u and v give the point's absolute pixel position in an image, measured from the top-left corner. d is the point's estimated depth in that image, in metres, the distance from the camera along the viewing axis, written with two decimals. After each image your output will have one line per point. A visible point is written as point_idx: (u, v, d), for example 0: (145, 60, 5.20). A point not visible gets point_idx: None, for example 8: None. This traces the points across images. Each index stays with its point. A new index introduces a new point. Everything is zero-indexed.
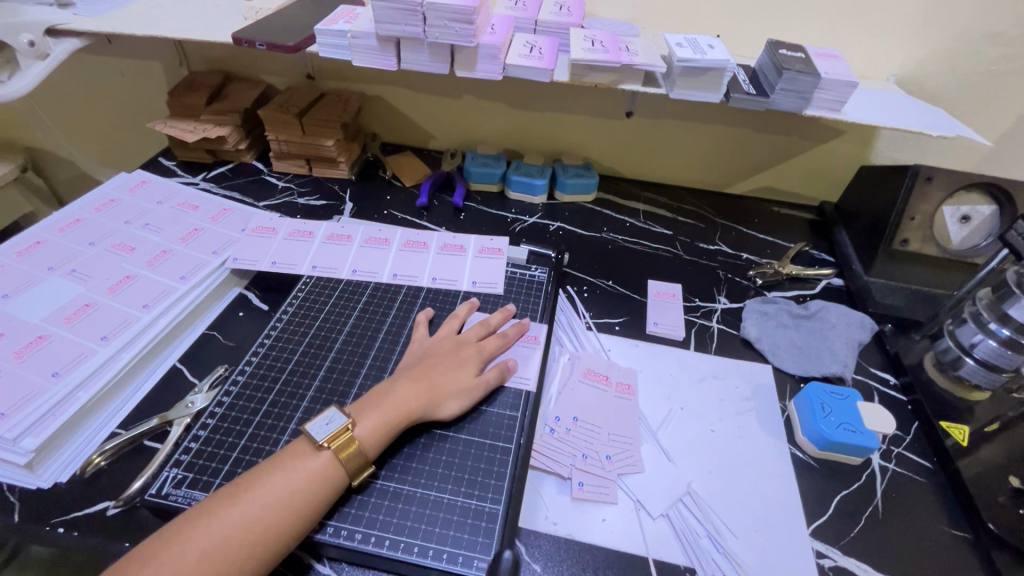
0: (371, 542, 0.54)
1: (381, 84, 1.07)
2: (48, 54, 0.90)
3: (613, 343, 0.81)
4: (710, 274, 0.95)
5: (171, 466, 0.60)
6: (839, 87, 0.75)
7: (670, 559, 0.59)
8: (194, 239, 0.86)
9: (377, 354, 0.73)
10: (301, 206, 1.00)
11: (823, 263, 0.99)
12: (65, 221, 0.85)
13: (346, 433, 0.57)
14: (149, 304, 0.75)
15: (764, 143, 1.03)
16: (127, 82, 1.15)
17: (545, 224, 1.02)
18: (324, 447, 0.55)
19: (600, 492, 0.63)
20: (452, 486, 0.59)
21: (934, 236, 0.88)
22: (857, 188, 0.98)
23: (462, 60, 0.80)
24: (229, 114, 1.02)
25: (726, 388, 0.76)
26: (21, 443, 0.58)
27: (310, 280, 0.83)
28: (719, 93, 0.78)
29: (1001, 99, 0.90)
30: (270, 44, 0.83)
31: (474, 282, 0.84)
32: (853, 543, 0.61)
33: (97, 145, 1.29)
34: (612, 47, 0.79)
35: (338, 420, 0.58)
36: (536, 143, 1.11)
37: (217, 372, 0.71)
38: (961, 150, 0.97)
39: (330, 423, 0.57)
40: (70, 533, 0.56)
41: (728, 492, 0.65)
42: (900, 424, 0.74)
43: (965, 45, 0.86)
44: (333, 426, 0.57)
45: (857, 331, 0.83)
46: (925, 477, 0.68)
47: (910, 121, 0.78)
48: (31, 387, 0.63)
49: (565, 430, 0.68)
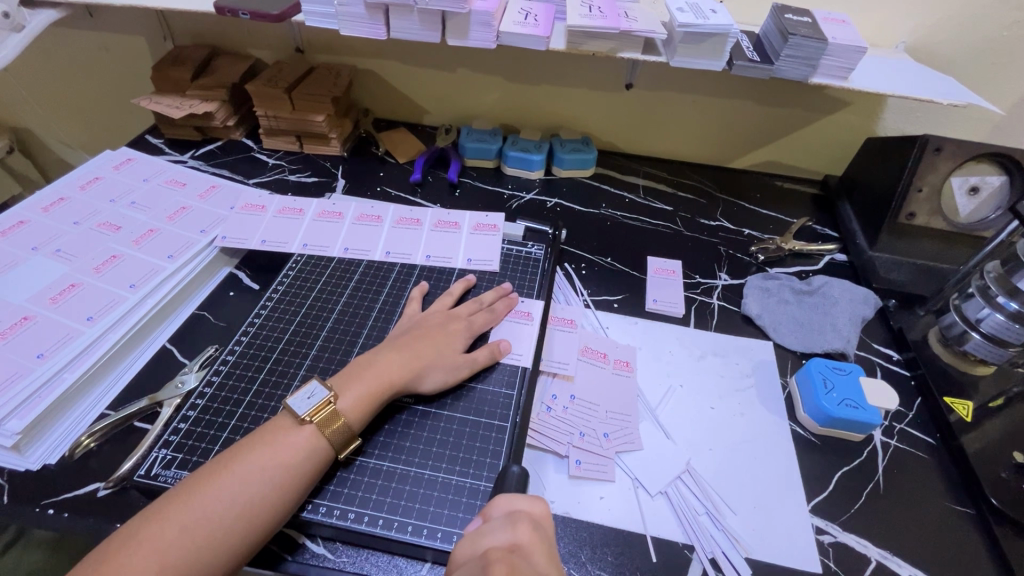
0: (364, 521, 0.53)
1: (373, 57, 1.04)
2: (24, 26, 0.88)
3: (612, 320, 0.79)
4: (711, 251, 0.93)
5: (160, 446, 0.59)
6: (846, 53, 0.73)
7: (669, 537, 0.58)
8: (182, 217, 0.84)
9: (370, 332, 0.72)
10: (292, 183, 0.98)
11: (826, 238, 0.97)
12: (49, 199, 0.83)
13: (328, 406, 0.56)
14: (136, 284, 0.73)
15: (767, 114, 1.00)
16: (111, 56, 1.12)
17: (543, 201, 1.00)
18: (308, 421, 0.54)
19: (598, 470, 0.62)
20: (448, 465, 0.58)
21: (942, 209, 0.85)
22: (861, 161, 0.96)
23: (454, 27, 0.77)
24: (216, 89, 0.99)
25: (727, 365, 0.75)
26: (7, 424, 0.57)
27: (300, 258, 0.81)
28: (721, 60, 0.75)
29: (1013, 65, 0.87)
30: (254, 12, 0.80)
31: (469, 259, 0.82)
32: (854, 518, 0.61)
33: (85, 124, 1.26)
34: (611, 13, 0.76)
35: (319, 394, 0.56)
36: (533, 117, 1.08)
37: (207, 352, 0.70)
38: (971, 120, 0.94)
39: (311, 397, 0.56)
40: (60, 515, 0.55)
41: (728, 469, 0.64)
42: (902, 400, 0.73)
43: (976, 9, 0.83)
44: (315, 400, 0.56)
45: (861, 306, 0.81)
46: (928, 453, 0.67)
47: (918, 89, 0.76)
48: (15, 368, 0.61)
49: (562, 409, 0.67)
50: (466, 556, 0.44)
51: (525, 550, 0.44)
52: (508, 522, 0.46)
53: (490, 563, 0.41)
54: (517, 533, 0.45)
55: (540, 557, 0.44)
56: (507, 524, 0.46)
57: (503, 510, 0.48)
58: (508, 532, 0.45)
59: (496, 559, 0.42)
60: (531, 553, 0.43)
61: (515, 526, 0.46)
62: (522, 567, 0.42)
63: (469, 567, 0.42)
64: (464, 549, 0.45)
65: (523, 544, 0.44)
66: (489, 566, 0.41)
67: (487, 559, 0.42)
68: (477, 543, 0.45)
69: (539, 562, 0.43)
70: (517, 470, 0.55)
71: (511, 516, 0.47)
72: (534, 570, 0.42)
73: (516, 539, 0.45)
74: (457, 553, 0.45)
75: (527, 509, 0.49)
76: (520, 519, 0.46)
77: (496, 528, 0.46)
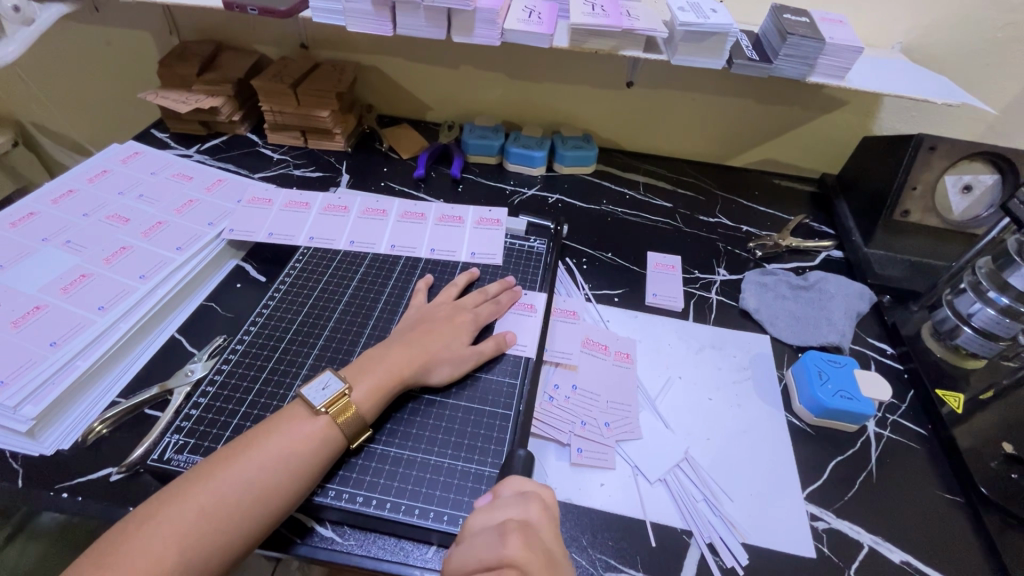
0: (372, 505, 0.55)
1: (377, 53, 1.05)
2: (34, 20, 0.89)
3: (612, 314, 0.81)
4: (710, 247, 0.94)
5: (172, 432, 0.60)
6: (843, 53, 0.74)
7: (668, 522, 0.59)
8: (190, 210, 0.85)
9: (377, 322, 0.73)
10: (297, 177, 0.99)
11: (823, 235, 0.98)
12: (58, 192, 0.84)
13: (342, 397, 0.57)
14: (145, 274, 0.74)
15: (766, 113, 1.02)
16: (117, 52, 1.13)
17: (544, 197, 1.01)
18: (323, 411, 0.56)
19: (598, 458, 0.64)
20: (453, 452, 0.60)
21: (935, 207, 0.87)
22: (858, 160, 0.97)
23: (459, 24, 0.78)
24: (222, 84, 1.00)
25: (724, 357, 0.77)
26: (22, 410, 0.59)
27: (307, 251, 0.83)
28: (722, 58, 0.77)
29: (1005, 67, 0.89)
30: (262, 9, 0.82)
31: (472, 253, 0.83)
32: (847, 506, 0.62)
33: (91, 118, 1.27)
34: (613, 12, 0.78)
35: (334, 384, 0.58)
36: (534, 114, 1.10)
37: (216, 342, 0.71)
38: (964, 119, 0.96)
39: (327, 388, 0.58)
40: (74, 498, 0.57)
41: (725, 457, 0.66)
42: (896, 393, 0.75)
43: (970, 12, 0.85)
44: (330, 391, 0.57)
45: (856, 301, 0.83)
46: (920, 443, 0.69)
47: (913, 89, 0.77)
48: (29, 355, 0.63)
49: (564, 399, 0.68)
50: (480, 527, 0.46)
51: (536, 528, 0.46)
52: (520, 499, 0.47)
53: (506, 535, 0.44)
54: (529, 511, 0.47)
55: (549, 533, 0.46)
56: (518, 501, 0.48)
57: (513, 490, 0.50)
58: (521, 508, 0.47)
59: (512, 530, 0.44)
60: (542, 531, 0.46)
61: (527, 504, 0.47)
62: (535, 542, 0.44)
63: (484, 537, 0.44)
64: (477, 520, 0.47)
65: (534, 519, 0.46)
66: (505, 537, 0.44)
67: (504, 530, 0.44)
68: (489, 516, 0.47)
69: (549, 540, 0.45)
70: (522, 455, 0.57)
71: (523, 495, 0.48)
72: (547, 547, 0.45)
73: (527, 515, 0.46)
74: (469, 523, 0.47)
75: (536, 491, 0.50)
76: (531, 498, 0.48)
77: (508, 503, 0.47)
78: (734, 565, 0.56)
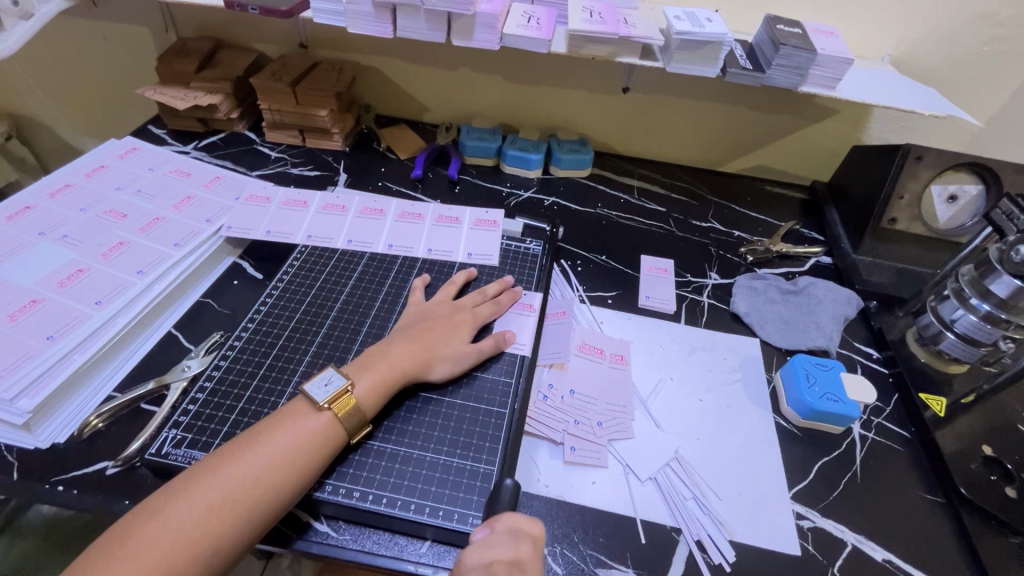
0: (368, 500, 0.56)
1: (376, 54, 1.06)
2: (32, 15, 0.90)
3: (606, 315, 0.82)
4: (703, 251, 0.96)
5: (170, 426, 0.61)
6: (833, 64, 0.76)
7: (657, 520, 0.61)
8: (188, 206, 0.86)
9: (374, 321, 0.74)
10: (294, 175, 1.00)
11: (813, 241, 1.00)
12: (55, 186, 0.85)
13: (344, 394, 0.58)
14: (143, 270, 0.74)
15: (758, 121, 1.03)
16: (111, 48, 1.13)
17: (540, 199, 1.02)
18: (326, 408, 0.56)
19: (591, 456, 0.65)
20: (449, 448, 0.61)
21: (921, 215, 0.89)
22: (847, 168, 0.99)
23: (458, 28, 0.79)
24: (221, 82, 1.01)
25: (715, 359, 0.78)
26: (18, 403, 0.59)
27: (305, 249, 0.83)
28: (715, 67, 0.79)
29: (990, 81, 0.92)
30: (264, 8, 0.83)
31: (469, 253, 0.84)
32: (831, 505, 0.64)
33: (86, 115, 1.27)
34: (610, 19, 0.79)
35: (336, 381, 0.58)
36: (531, 118, 1.11)
37: (212, 338, 0.72)
38: (951, 131, 0.98)
39: (329, 384, 0.58)
40: (70, 491, 0.57)
41: (715, 457, 0.67)
42: (881, 396, 0.77)
43: (956, 27, 0.87)
44: (332, 388, 0.58)
45: (843, 307, 0.85)
46: (902, 445, 0.71)
47: (901, 100, 0.79)
48: (25, 349, 0.63)
49: (559, 399, 0.69)
50: (472, 563, 0.48)
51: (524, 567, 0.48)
52: (512, 538, 0.49)
53: None
54: (519, 550, 0.49)
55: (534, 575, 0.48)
56: (509, 542, 0.49)
57: (506, 525, 0.50)
58: (512, 548, 0.49)
59: None
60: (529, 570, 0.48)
61: (518, 543, 0.49)
62: None
63: None
64: (470, 556, 0.48)
65: (524, 560, 0.48)
66: None
67: None
68: (481, 554, 0.48)
69: None
70: (509, 486, 0.55)
71: (514, 533, 0.50)
72: None
73: (517, 557, 0.48)
74: (463, 559, 0.49)
75: (528, 529, 0.51)
76: (522, 536, 0.50)
77: (500, 541, 0.49)
78: (721, 562, 0.58)
